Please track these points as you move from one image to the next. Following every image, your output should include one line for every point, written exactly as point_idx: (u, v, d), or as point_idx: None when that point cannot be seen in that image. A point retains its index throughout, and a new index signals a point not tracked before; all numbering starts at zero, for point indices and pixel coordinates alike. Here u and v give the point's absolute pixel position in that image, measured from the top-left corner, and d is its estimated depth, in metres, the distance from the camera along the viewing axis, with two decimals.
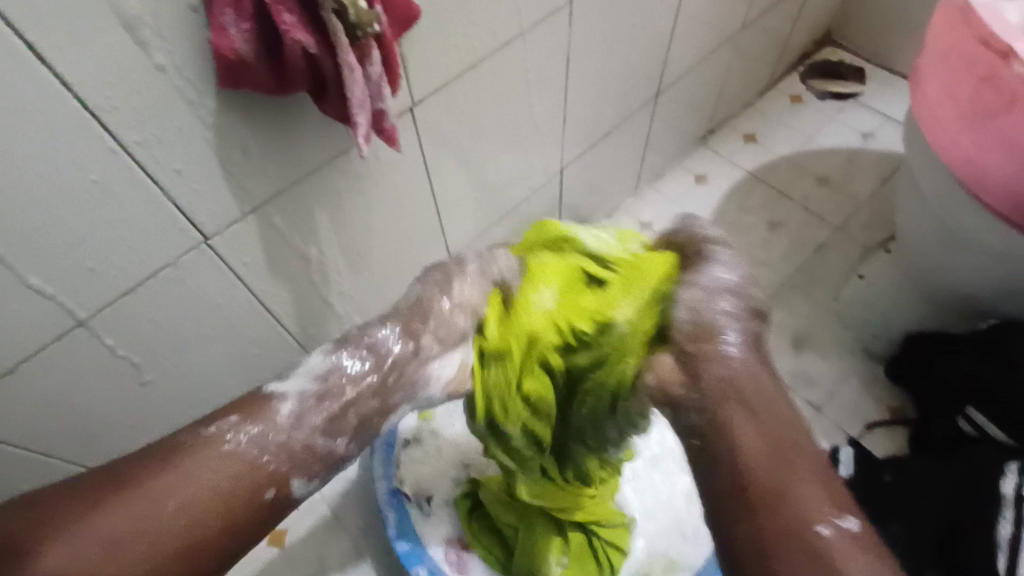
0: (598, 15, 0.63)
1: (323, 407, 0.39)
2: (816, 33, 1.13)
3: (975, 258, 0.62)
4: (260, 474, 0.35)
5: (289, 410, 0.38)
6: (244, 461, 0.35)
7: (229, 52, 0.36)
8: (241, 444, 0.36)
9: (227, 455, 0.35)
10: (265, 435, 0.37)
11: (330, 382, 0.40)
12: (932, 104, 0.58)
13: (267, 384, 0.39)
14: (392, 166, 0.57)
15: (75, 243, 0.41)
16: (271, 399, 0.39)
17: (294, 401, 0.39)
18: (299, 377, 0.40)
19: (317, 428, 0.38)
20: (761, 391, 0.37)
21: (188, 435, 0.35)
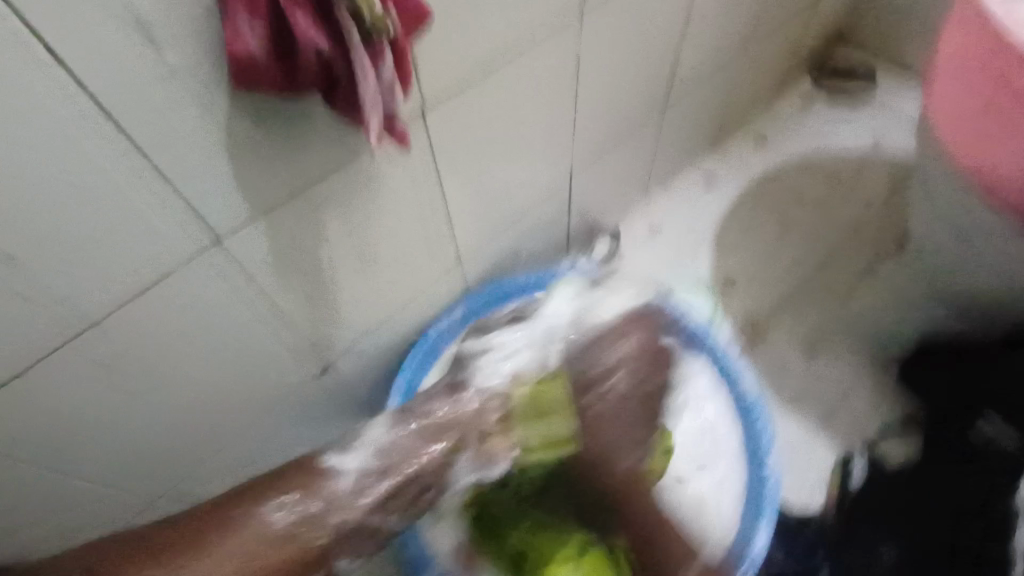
0: (609, 17, 0.63)
1: (381, 480, 0.52)
2: (827, 35, 1.12)
3: (993, 263, 0.61)
4: (308, 547, 0.48)
5: (346, 486, 0.51)
6: (290, 539, 0.48)
7: (243, 54, 0.36)
8: (286, 518, 0.48)
9: (276, 533, 0.47)
10: (313, 514, 0.49)
11: (387, 459, 0.52)
12: (946, 106, 0.57)
13: (330, 456, 0.52)
14: (403, 168, 0.56)
15: (90, 245, 0.41)
16: (331, 472, 0.51)
17: (352, 476, 0.51)
18: (363, 451, 0.53)
19: (368, 507, 0.51)
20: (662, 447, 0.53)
21: (249, 510, 0.48)
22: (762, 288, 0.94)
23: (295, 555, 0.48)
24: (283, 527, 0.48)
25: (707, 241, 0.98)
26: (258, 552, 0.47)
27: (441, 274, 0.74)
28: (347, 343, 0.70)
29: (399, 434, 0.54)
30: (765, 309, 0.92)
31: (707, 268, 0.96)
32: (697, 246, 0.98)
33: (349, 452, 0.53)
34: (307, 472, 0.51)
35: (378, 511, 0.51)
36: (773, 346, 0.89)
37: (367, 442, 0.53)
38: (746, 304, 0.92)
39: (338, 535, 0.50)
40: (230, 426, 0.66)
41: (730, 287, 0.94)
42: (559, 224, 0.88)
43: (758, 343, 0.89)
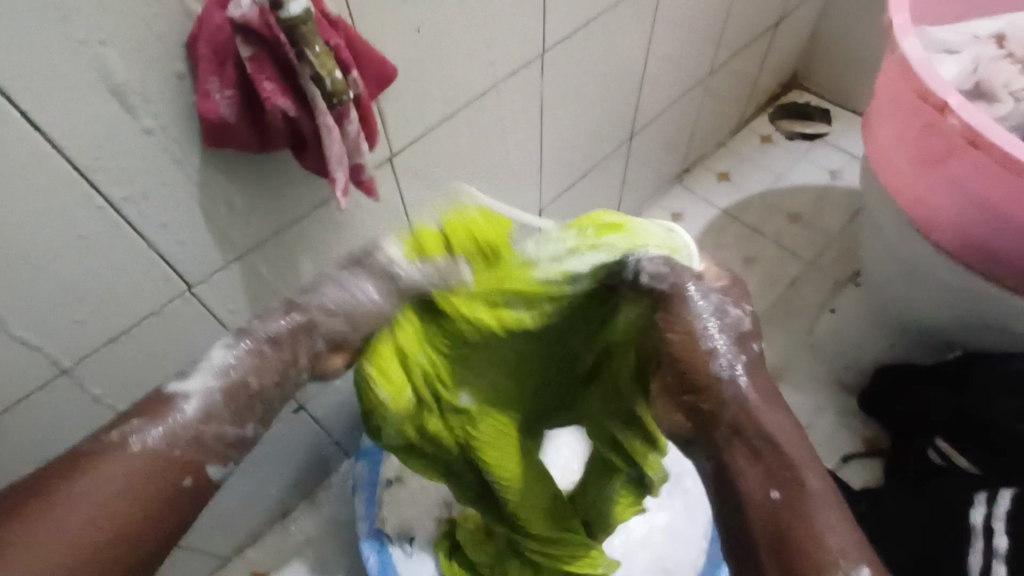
0: (569, 66, 0.67)
1: (236, 397, 0.34)
2: (782, 77, 1.18)
3: (935, 296, 0.64)
4: (174, 459, 0.32)
5: (197, 408, 0.33)
6: (156, 457, 0.31)
7: (212, 115, 0.38)
8: (147, 441, 0.31)
9: (136, 454, 0.31)
10: (175, 432, 0.32)
11: (237, 377, 0.34)
12: (884, 149, 0.61)
13: (168, 383, 0.33)
14: (372, 213, 0.59)
15: (63, 295, 0.43)
16: (174, 401, 0.33)
17: (199, 402, 0.33)
18: (204, 374, 0.33)
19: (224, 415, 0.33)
20: (766, 411, 0.32)
21: (92, 441, 0.31)
22: None
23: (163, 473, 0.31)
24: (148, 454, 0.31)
25: None
26: (128, 480, 0.30)
27: None
28: None
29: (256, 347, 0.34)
30: None
31: None
32: None
33: (190, 375, 0.33)
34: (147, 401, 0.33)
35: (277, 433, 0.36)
36: None
37: (206, 365, 0.34)
38: None
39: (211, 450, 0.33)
40: None
41: None
42: None
43: None
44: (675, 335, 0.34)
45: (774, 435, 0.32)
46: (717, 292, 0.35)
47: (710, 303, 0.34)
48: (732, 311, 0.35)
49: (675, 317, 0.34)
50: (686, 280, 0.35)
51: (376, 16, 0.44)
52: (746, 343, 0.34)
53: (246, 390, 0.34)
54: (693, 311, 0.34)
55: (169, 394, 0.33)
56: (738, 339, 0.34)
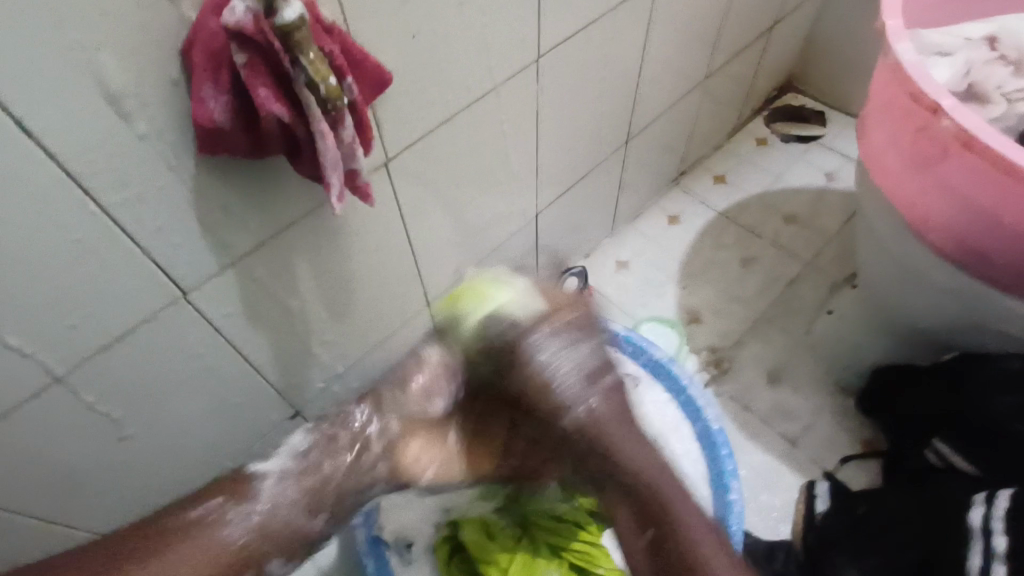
0: (566, 69, 0.67)
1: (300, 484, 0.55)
2: (778, 79, 1.19)
3: (931, 298, 0.64)
4: (246, 551, 0.50)
5: (269, 491, 0.53)
6: (236, 548, 0.50)
7: (207, 122, 0.38)
8: (240, 526, 0.50)
9: (222, 539, 0.49)
10: (258, 521, 0.51)
11: (308, 466, 0.56)
12: (878, 151, 0.61)
13: (255, 465, 0.55)
14: (369, 218, 0.59)
15: (56, 301, 0.42)
16: (256, 479, 0.54)
17: (273, 480, 0.54)
18: (279, 458, 0.56)
19: (297, 503, 0.54)
20: (623, 443, 0.50)
21: (192, 526, 0.49)
22: (726, 321, 0.97)
23: (233, 562, 0.49)
24: (235, 539, 0.50)
25: (672, 277, 1.02)
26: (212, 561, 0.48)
27: (409, 316, 0.76)
28: (317, 389, 0.72)
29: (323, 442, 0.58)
30: (729, 342, 0.95)
31: (672, 303, 0.99)
32: (663, 282, 1.01)
33: (270, 458, 0.56)
34: (234, 482, 0.53)
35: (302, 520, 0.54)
36: (737, 378, 0.92)
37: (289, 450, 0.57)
38: (711, 338, 0.95)
39: (279, 538, 0.52)
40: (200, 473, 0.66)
41: (695, 320, 0.97)
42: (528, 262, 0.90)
43: (723, 375, 0.92)
44: (535, 375, 0.50)
45: (645, 472, 0.49)
46: (560, 331, 0.52)
47: (553, 341, 0.51)
48: (575, 347, 0.51)
49: (528, 358, 0.51)
50: (535, 332, 0.51)
51: (371, 20, 0.44)
52: (594, 373, 0.51)
53: (289, 517, 0.53)
54: (538, 352, 0.50)
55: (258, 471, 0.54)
56: (588, 373, 0.50)
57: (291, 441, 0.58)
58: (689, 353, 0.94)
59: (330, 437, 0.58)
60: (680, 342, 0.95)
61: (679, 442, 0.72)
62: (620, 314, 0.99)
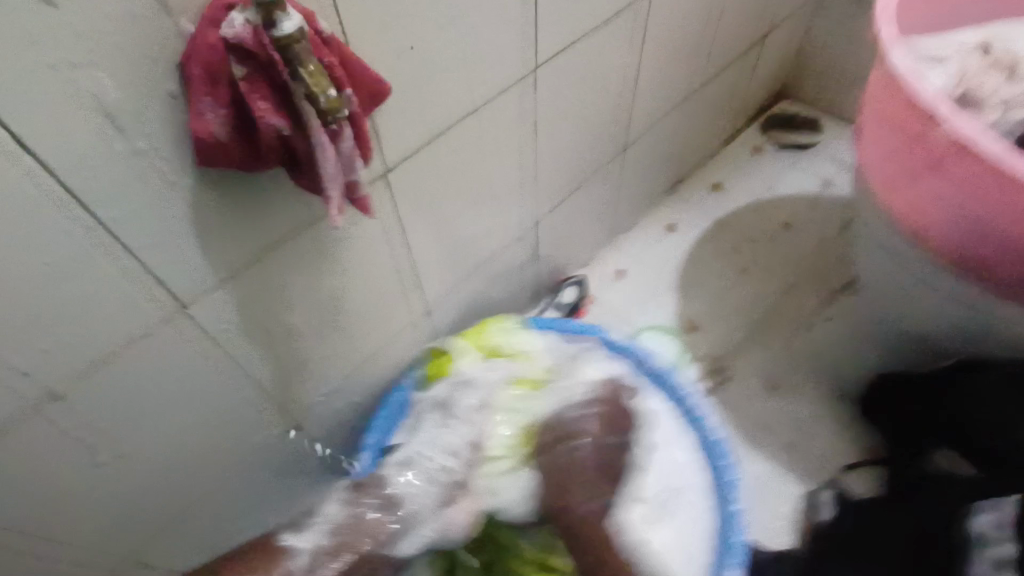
0: (562, 79, 0.67)
1: (335, 557, 0.49)
2: (771, 88, 1.20)
3: (929, 303, 0.64)
4: None
5: (301, 562, 0.48)
6: None
7: (205, 135, 0.38)
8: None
9: None
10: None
11: (340, 535, 0.50)
12: (874, 157, 0.61)
13: (284, 539, 0.49)
14: (367, 230, 0.58)
15: (51, 318, 0.42)
16: (287, 552, 0.49)
17: (308, 553, 0.49)
18: (313, 532, 0.50)
19: (327, 568, 0.49)
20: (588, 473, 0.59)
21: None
22: (725, 328, 0.97)
23: None
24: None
25: (670, 286, 1.02)
26: None
27: (408, 328, 0.75)
28: (315, 403, 0.71)
29: (357, 511, 0.52)
30: (728, 349, 0.95)
31: (670, 311, 0.99)
32: (661, 290, 1.01)
33: (302, 531, 0.50)
34: (263, 552, 0.49)
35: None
36: (738, 386, 0.92)
37: (320, 522, 0.51)
38: (710, 346, 0.95)
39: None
40: (198, 491, 0.65)
41: (694, 329, 0.97)
42: (526, 271, 0.90)
43: (723, 384, 0.92)
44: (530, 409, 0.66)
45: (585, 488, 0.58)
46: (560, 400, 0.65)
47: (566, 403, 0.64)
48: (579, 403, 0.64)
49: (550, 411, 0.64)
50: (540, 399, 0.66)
51: (369, 33, 0.44)
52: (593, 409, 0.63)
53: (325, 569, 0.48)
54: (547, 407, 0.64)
55: (285, 546, 0.49)
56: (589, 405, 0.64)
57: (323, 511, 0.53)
58: (688, 362, 0.94)
59: (353, 512, 0.52)
60: (680, 350, 0.95)
61: (681, 451, 0.72)
62: (619, 323, 0.99)
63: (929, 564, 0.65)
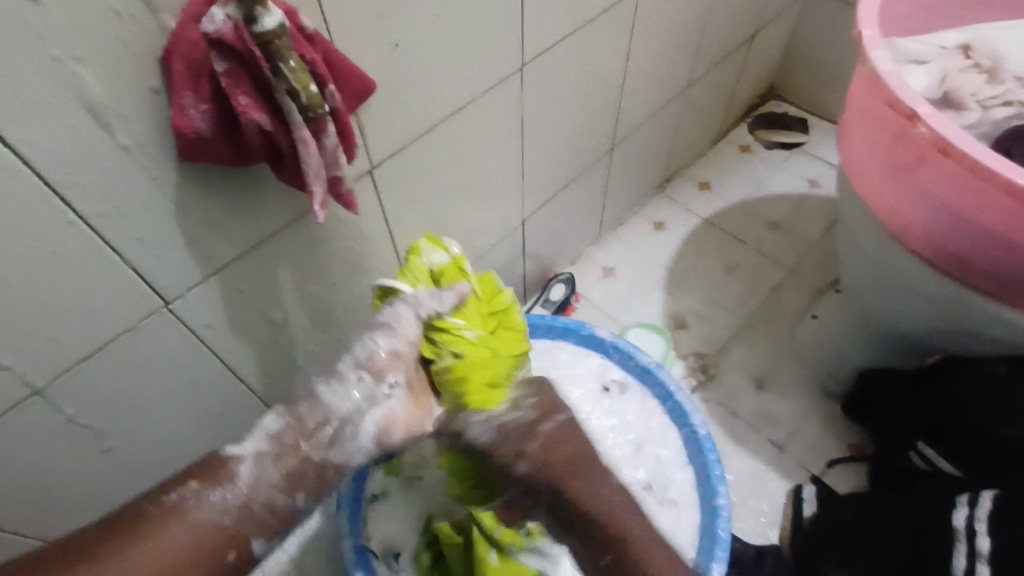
0: (549, 77, 0.67)
1: (280, 464, 0.43)
2: (759, 88, 1.21)
3: (908, 302, 0.65)
4: (223, 532, 0.41)
5: (246, 472, 0.43)
6: (210, 529, 0.41)
7: (188, 130, 0.38)
8: (209, 511, 0.41)
9: (196, 520, 0.41)
10: (225, 498, 0.42)
11: (281, 443, 0.44)
12: (856, 157, 0.62)
13: (227, 448, 0.44)
14: (353, 226, 0.59)
15: (33, 313, 0.42)
16: (232, 462, 0.43)
17: (250, 464, 0.43)
18: (255, 438, 0.44)
19: (275, 486, 0.43)
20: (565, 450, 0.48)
21: (164, 502, 0.41)
22: (711, 326, 0.98)
23: (217, 547, 0.41)
24: (216, 522, 0.41)
25: (657, 283, 1.02)
26: (197, 547, 0.40)
27: None
28: None
29: (300, 419, 0.44)
30: (715, 347, 0.96)
31: (658, 309, 1.00)
32: (649, 287, 1.02)
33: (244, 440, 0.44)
34: (211, 465, 0.43)
35: (287, 489, 0.43)
36: (724, 383, 0.93)
37: (259, 432, 0.44)
38: (697, 343, 0.96)
39: (264, 518, 0.42)
40: None
41: (682, 326, 0.98)
42: (514, 268, 0.91)
43: (709, 381, 0.93)
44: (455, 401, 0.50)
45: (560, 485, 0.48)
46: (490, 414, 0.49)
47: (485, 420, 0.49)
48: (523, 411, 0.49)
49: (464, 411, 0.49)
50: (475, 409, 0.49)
51: (354, 32, 0.45)
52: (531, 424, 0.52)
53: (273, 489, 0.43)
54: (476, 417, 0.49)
55: (229, 457, 0.43)
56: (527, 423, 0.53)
57: (262, 424, 0.45)
58: (675, 359, 0.95)
59: (297, 422, 0.44)
60: (667, 348, 0.95)
61: (666, 449, 0.73)
62: (607, 320, 0.99)
63: (908, 559, 0.66)
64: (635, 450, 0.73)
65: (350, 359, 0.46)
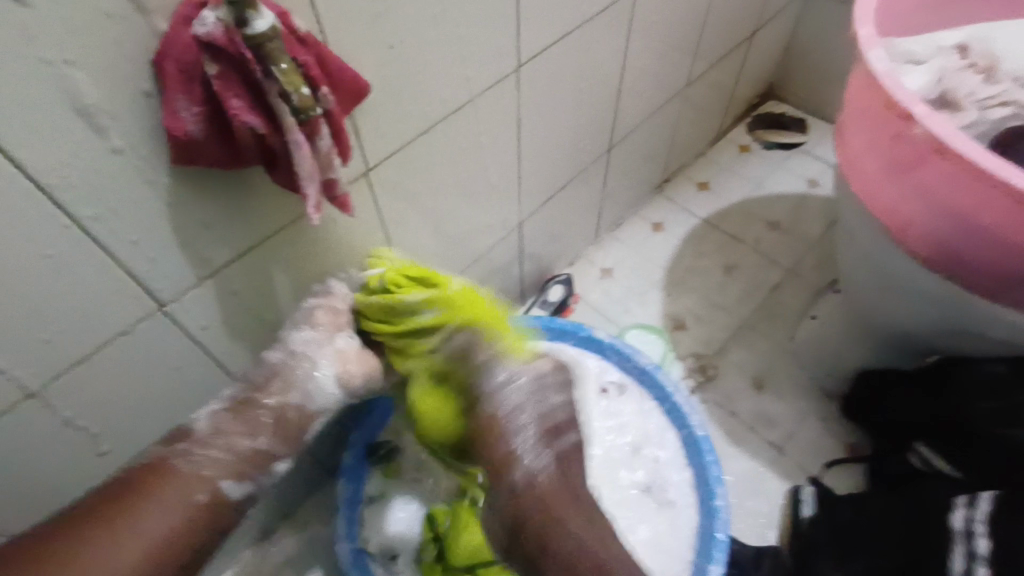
0: (546, 78, 0.67)
1: (238, 414, 0.50)
2: (759, 88, 1.20)
3: (907, 302, 0.65)
4: (198, 476, 0.46)
5: (205, 424, 0.49)
6: (184, 475, 0.46)
7: (181, 134, 0.38)
8: (183, 460, 0.47)
9: (169, 471, 0.46)
10: (191, 449, 0.47)
11: (235, 401, 0.51)
12: (853, 157, 0.62)
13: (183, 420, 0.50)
14: (349, 228, 0.59)
15: (27, 317, 0.42)
16: (193, 424, 0.50)
17: (209, 420, 0.49)
18: (209, 406, 0.51)
19: (236, 429, 0.49)
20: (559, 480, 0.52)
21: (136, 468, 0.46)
22: (710, 327, 0.97)
23: (190, 488, 0.46)
24: (187, 467, 0.46)
25: (656, 284, 1.02)
26: (173, 494, 0.45)
27: None
28: None
29: (245, 386, 0.52)
30: (714, 348, 0.96)
31: (656, 310, 1.00)
32: (647, 288, 1.02)
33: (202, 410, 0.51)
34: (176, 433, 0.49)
35: (249, 432, 0.49)
36: (722, 384, 0.92)
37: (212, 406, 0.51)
38: (695, 344, 0.96)
39: (229, 462, 0.48)
40: None
41: (680, 327, 0.98)
42: (512, 269, 0.91)
43: (707, 382, 0.93)
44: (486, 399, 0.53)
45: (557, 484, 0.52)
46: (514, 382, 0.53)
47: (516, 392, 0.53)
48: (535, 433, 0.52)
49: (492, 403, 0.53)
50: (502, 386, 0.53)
51: (348, 34, 0.44)
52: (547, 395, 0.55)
53: (233, 439, 0.49)
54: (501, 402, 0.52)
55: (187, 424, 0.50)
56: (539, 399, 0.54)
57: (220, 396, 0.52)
58: (674, 360, 0.95)
59: (249, 383, 0.52)
60: (665, 348, 0.95)
61: (664, 450, 0.72)
62: (606, 321, 0.99)
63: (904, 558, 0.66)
64: (630, 450, 0.73)
65: (292, 320, 0.55)
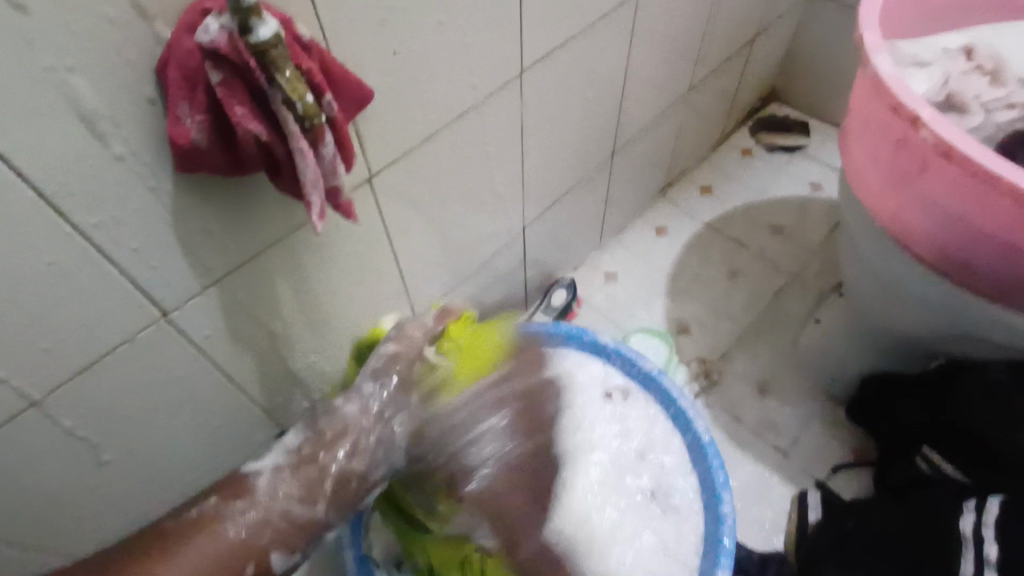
0: (550, 83, 0.67)
1: (297, 474, 0.52)
2: (761, 92, 1.20)
3: (915, 307, 0.65)
4: (246, 547, 0.48)
5: (265, 486, 0.51)
6: (236, 540, 0.48)
7: (184, 141, 0.37)
8: (237, 526, 0.49)
9: (219, 538, 0.48)
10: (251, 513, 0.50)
11: (299, 456, 0.53)
12: (859, 161, 0.62)
13: (248, 465, 0.53)
14: (353, 235, 0.58)
15: (29, 326, 0.41)
16: (251, 478, 0.52)
17: (269, 476, 0.52)
18: (274, 453, 0.54)
19: (292, 496, 0.51)
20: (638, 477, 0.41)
21: (196, 519, 0.48)
22: (715, 331, 0.97)
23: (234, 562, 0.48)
24: (237, 534, 0.48)
25: (660, 288, 1.02)
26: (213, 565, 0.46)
27: None
28: (302, 408, 0.71)
29: (302, 446, 0.54)
30: (719, 352, 0.95)
31: (660, 315, 0.99)
32: (651, 293, 1.02)
33: (263, 456, 0.54)
34: (233, 484, 0.52)
35: (303, 500, 0.52)
36: (728, 389, 0.92)
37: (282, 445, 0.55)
38: (700, 349, 0.96)
39: (282, 528, 0.50)
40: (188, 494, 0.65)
41: (684, 332, 0.97)
42: (515, 275, 0.90)
43: (711, 387, 0.92)
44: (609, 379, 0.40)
45: None
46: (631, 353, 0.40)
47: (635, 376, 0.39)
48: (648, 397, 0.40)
49: None
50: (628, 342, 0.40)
51: (351, 40, 0.44)
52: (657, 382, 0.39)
53: (289, 505, 0.51)
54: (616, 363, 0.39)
55: (248, 473, 0.52)
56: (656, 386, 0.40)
57: (285, 441, 0.55)
58: (678, 365, 0.94)
59: (316, 437, 0.54)
60: (668, 353, 0.95)
61: (668, 454, 0.72)
62: (609, 326, 0.99)
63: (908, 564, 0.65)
64: (636, 455, 0.72)
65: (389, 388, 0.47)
